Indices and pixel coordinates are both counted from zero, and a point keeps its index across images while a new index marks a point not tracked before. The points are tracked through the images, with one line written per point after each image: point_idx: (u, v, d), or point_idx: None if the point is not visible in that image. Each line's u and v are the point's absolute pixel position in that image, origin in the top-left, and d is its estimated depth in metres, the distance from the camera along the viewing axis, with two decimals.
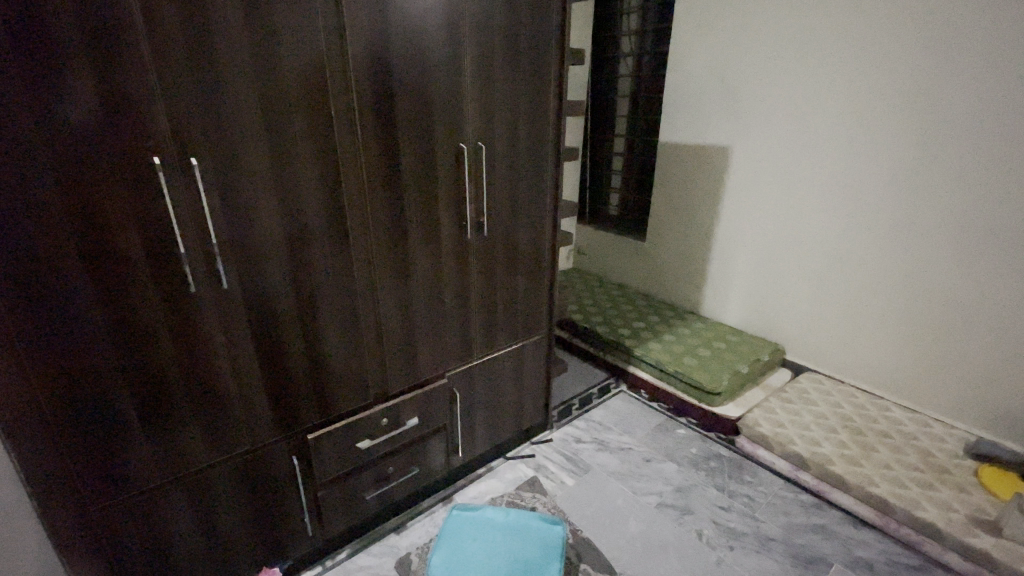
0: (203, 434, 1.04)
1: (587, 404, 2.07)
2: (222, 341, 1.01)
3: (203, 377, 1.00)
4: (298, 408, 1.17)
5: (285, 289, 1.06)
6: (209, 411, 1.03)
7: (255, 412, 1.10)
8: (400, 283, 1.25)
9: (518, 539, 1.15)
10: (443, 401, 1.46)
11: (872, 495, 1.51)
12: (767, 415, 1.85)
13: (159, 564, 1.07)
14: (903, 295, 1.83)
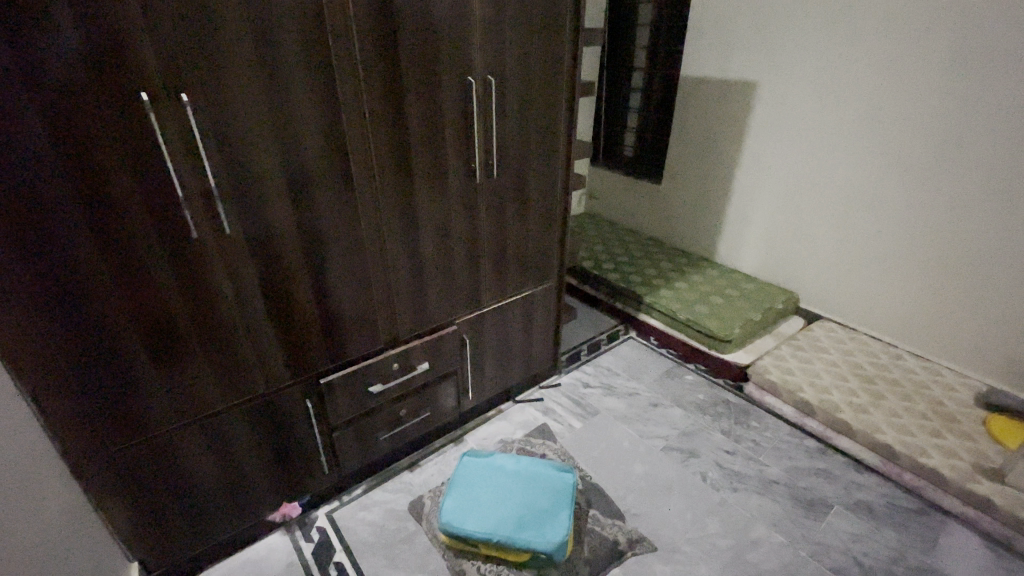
0: (217, 380, 1.06)
1: (595, 350, 2.07)
2: (230, 288, 1.00)
3: (212, 323, 1.01)
4: (310, 354, 1.18)
5: (290, 236, 1.03)
6: (221, 356, 1.05)
7: (267, 357, 1.11)
8: (407, 228, 1.22)
9: (529, 486, 1.19)
10: (454, 347, 1.46)
11: (878, 442, 1.52)
12: (778, 363, 1.84)
13: (185, 499, 1.12)
14: (926, 243, 1.75)
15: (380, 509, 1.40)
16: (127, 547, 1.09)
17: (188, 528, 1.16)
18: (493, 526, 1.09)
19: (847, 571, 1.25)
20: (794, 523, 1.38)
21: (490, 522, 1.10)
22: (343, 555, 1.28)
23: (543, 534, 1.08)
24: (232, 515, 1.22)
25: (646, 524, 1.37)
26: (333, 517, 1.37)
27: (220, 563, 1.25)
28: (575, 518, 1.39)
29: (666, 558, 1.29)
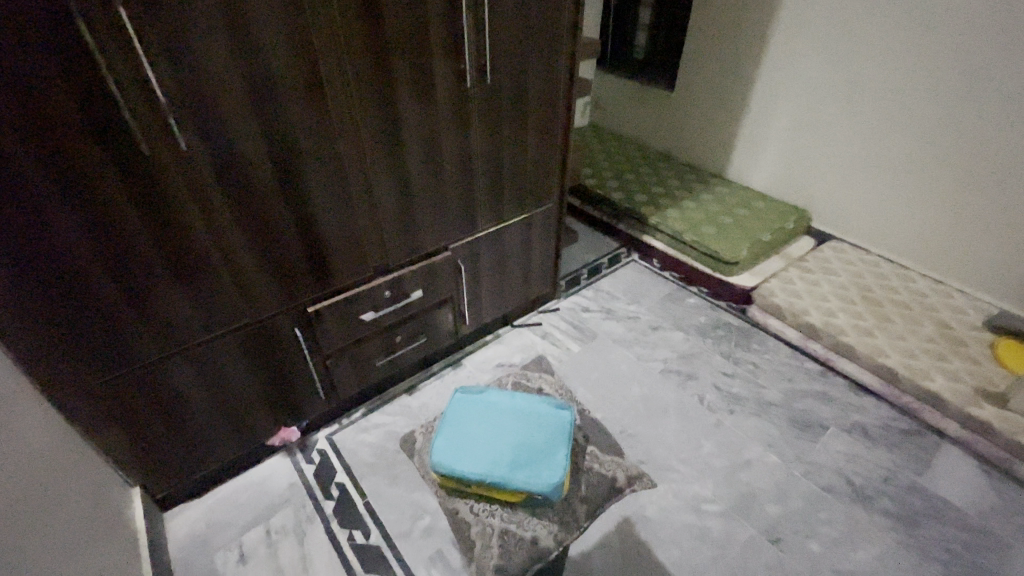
0: (196, 308, 1.01)
1: (596, 273, 2.00)
2: (197, 211, 0.91)
3: (183, 250, 0.93)
4: (294, 282, 1.11)
5: (258, 153, 0.92)
6: (198, 285, 0.99)
7: (248, 285, 1.05)
8: (391, 143, 1.09)
9: (525, 424, 1.17)
10: (448, 273, 1.39)
11: (881, 365, 1.50)
12: (784, 286, 1.78)
13: (180, 425, 1.12)
14: (957, 158, 1.63)
15: (379, 432, 1.41)
16: (129, 471, 1.11)
17: (189, 453, 1.17)
18: (488, 467, 1.09)
19: (837, 489, 1.28)
20: (789, 444, 1.40)
21: (483, 462, 1.10)
22: (344, 476, 1.31)
23: (539, 476, 1.08)
24: (231, 440, 1.23)
25: (641, 445, 1.39)
26: (333, 440, 1.38)
27: (225, 483, 1.28)
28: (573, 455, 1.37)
29: (660, 477, 1.31)
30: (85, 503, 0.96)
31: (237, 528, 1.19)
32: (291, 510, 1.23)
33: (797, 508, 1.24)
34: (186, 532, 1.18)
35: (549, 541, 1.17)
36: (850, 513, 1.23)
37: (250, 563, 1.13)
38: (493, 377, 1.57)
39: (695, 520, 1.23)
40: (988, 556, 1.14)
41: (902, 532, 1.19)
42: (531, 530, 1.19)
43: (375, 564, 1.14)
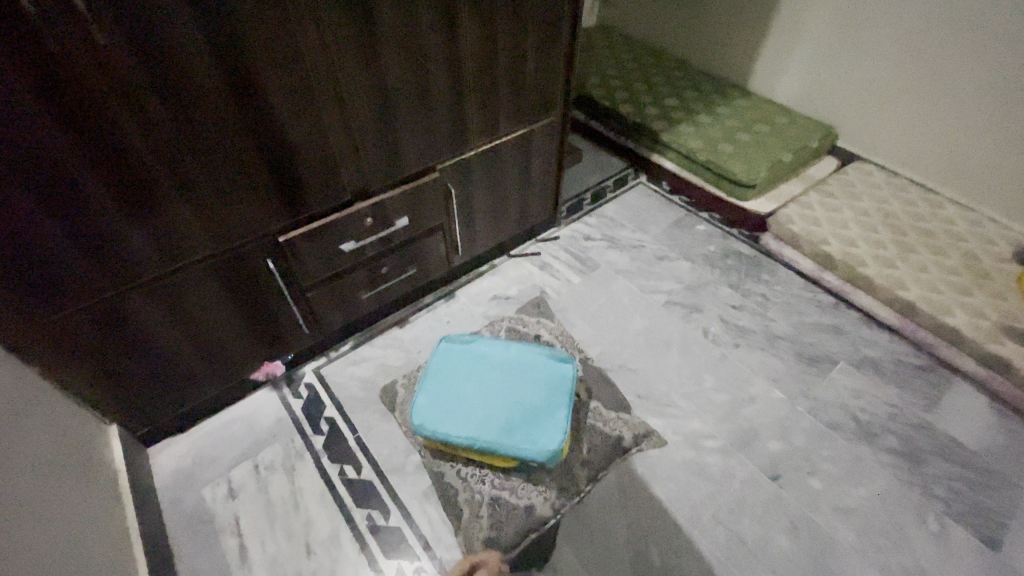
0: (149, 239, 0.89)
1: (600, 198, 1.85)
2: (132, 124, 0.76)
3: (122, 172, 0.79)
4: (260, 209, 0.98)
5: (200, 49, 0.75)
6: (146, 212, 0.86)
7: (206, 213, 0.92)
8: (363, 42, 0.90)
9: (519, 381, 1.06)
10: (437, 198, 1.25)
11: (899, 298, 1.41)
12: (803, 212, 1.64)
13: (150, 363, 1.04)
14: (1015, 66, 1.42)
15: (369, 366, 1.35)
16: (102, 411, 1.05)
17: (165, 392, 1.11)
18: (477, 431, 1.00)
19: (842, 426, 1.25)
20: (795, 380, 1.34)
21: (473, 425, 1.01)
22: (334, 411, 1.26)
23: (535, 441, 0.99)
24: (211, 377, 1.16)
25: (641, 380, 1.33)
26: (321, 374, 1.33)
27: (210, 418, 1.24)
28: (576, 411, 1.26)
29: (659, 413, 1.27)
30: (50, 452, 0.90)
31: (225, 463, 1.16)
32: (280, 446, 1.19)
33: (799, 445, 1.22)
34: (173, 467, 1.15)
35: (546, 509, 1.10)
36: (853, 450, 1.20)
37: (240, 499, 1.11)
38: (488, 310, 1.49)
39: (695, 456, 1.20)
40: (989, 493, 1.13)
41: (904, 469, 1.17)
42: (525, 497, 1.12)
43: (368, 500, 1.12)
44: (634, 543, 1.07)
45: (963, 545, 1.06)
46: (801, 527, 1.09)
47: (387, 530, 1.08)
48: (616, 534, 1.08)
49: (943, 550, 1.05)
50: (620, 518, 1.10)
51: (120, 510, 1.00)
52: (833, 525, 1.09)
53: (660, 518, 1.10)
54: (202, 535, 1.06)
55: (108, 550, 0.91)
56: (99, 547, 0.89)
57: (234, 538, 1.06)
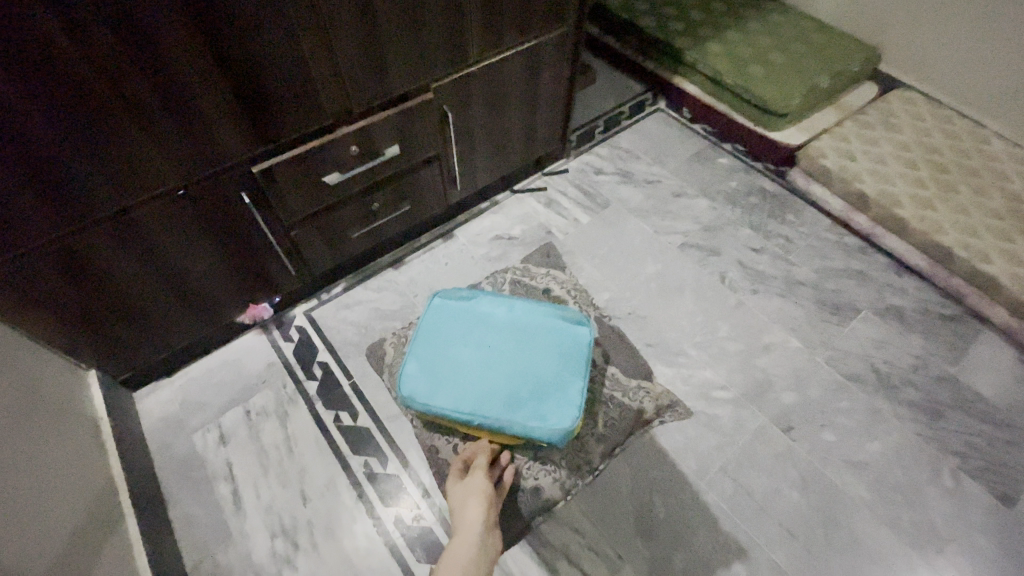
0: (101, 170, 0.77)
1: (613, 126, 1.68)
2: (48, 17, 0.61)
3: (55, 86, 0.67)
4: (227, 136, 0.85)
5: None
6: (92, 137, 0.74)
7: (164, 139, 0.80)
8: None
9: (526, 348, 0.93)
10: (430, 125, 1.10)
11: (934, 243, 1.30)
12: (837, 145, 1.49)
13: (121, 306, 0.95)
14: None
15: (363, 309, 1.27)
16: (78, 357, 0.98)
17: (146, 338, 1.04)
18: (479, 405, 0.88)
19: (862, 378, 1.19)
20: (814, 328, 1.27)
21: (473, 398, 0.89)
22: (327, 356, 1.20)
23: (545, 418, 0.88)
24: (193, 322, 1.09)
25: (652, 327, 1.26)
26: (312, 318, 1.25)
27: (197, 361, 1.18)
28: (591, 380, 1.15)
29: (669, 362, 1.21)
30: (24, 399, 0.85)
31: (215, 408, 1.12)
32: (271, 391, 1.14)
33: (814, 397, 1.16)
34: (160, 413, 1.11)
35: (557, 490, 1.03)
36: (871, 403, 1.15)
37: (232, 445, 1.07)
38: (489, 251, 1.38)
39: (704, 407, 1.15)
40: (1009, 449, 1.09)
41: (923, 424, 1.13)
42: (533, 477, 1.04)
43: (364, 447, 1.08)
44: (638, 495, 1.04)
45: (977, 501, 1.03)
46: (811, 481, 1.06)
47: (385, 477, 1.05)
48: (620, 485, 1.05)
49: (955, 506, 1.02)
50: (625, 469, 1.07)
51: (106, 456, 0.97)
52: (844, 479, 1.06)
53: (666, 469, 1.07)
54: (195, 482, 1.03)
55: (94, 498, 0.88)
56: (83, 495, 0.86)
57: (228, 484, 1.03)
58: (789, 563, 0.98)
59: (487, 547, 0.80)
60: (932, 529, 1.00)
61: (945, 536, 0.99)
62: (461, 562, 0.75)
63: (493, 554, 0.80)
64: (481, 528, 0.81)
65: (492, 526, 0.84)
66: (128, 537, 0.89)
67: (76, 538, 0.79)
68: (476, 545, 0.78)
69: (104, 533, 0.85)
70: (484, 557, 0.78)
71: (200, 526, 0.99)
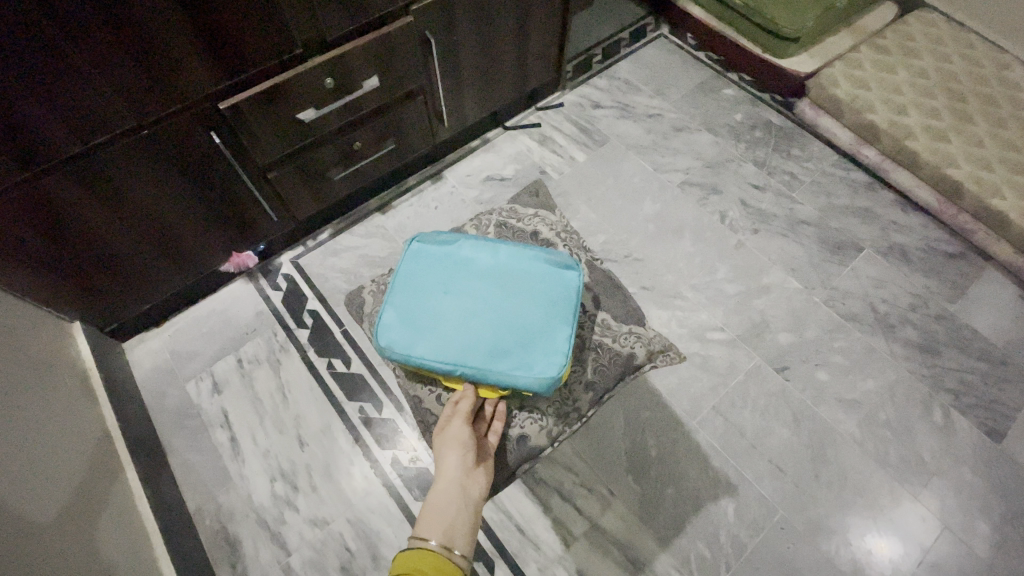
0: (50, 112, 0.70)
1: (612, 54, 1.57)
2: None
3: None
4: (187, 69, 0.77)
5: None
6: (35, 73, 0.65)
7: (117, 74, 0.72)
8: None
9: (510, 295, 0.90)
10: (412, 54, 1.02)
11: (945, 178, 1.24)
12: (851, 72, 1.39)
13: (98, 258, 0.91)
14: None
15: (351, 256, 1.23)
16: (58, 309, 0.95)
17: (126, 289, 1.00)
18: (461, 354, 0.86)
19: (860, 317, 1.18)
20: (814, 268, 1.24)
21: (455, 346, 0.87)
22: (317, 304, 1.17)
23: (530, 367, 0.86)
24: (172, 271, 1.05)
25: (647, 270, 1.23)
26: (299, 265, 1.22)
27: (185, 311, 1.16)
28: (583, 325, 1.10)
29: (665, 305, 1.19)
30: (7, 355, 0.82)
31: (206, 358, 1.11)
32: (262, 340, 1.13)
33: (810, 337, 1.15)
34: (151, 363, 1.11)
35: (543, 438, 1.02)
36: (867, 342, 1.15)
37: (226, 394, 1.07)
38: (481, 194, 1.33)
39: (698, 349, 1.14)
40: (1002, 386, 1.10)
41: (918, 362, 1.12)
42: (519, 425, 1.02)
43: (358, 393, 1.09)
44: (631, 435, 1.05)
45: (966, 436, 1.04)
46: (802, 420, 1.07)
47: (380, 422, 1.06)
48: (613, 426, 1.06)
49: (944, 441, 1.04)
50: (618, 411, 1.08)
51: (98, 409, 0.96)
52: (836, 417, 1.07)
53: (659, 410, 1.08)
54: (191, 430, 1.04)
55: (90, 450, 0.88)
56: (80, 448, 0.86)
57: (224, 432, 1.04)
58: (778, 496, 1.00)
59: (467, 491, 0.75)
60: (919, 464, 1.02)
61: (931, 470, 1.02)
62: (438, 511, 0.71)
63: (476, 496, 0.75)
64: (460, 472, 0.77)
65: (475, 470, 0.79)
66: (127, 488, 0.90)
67: (77, 493, 0.80)
68: (455, 491, 0.74)
69: (104, 485, 0.86)
70: (464, 501, 0.73)
71: (200, 471, 1.01)
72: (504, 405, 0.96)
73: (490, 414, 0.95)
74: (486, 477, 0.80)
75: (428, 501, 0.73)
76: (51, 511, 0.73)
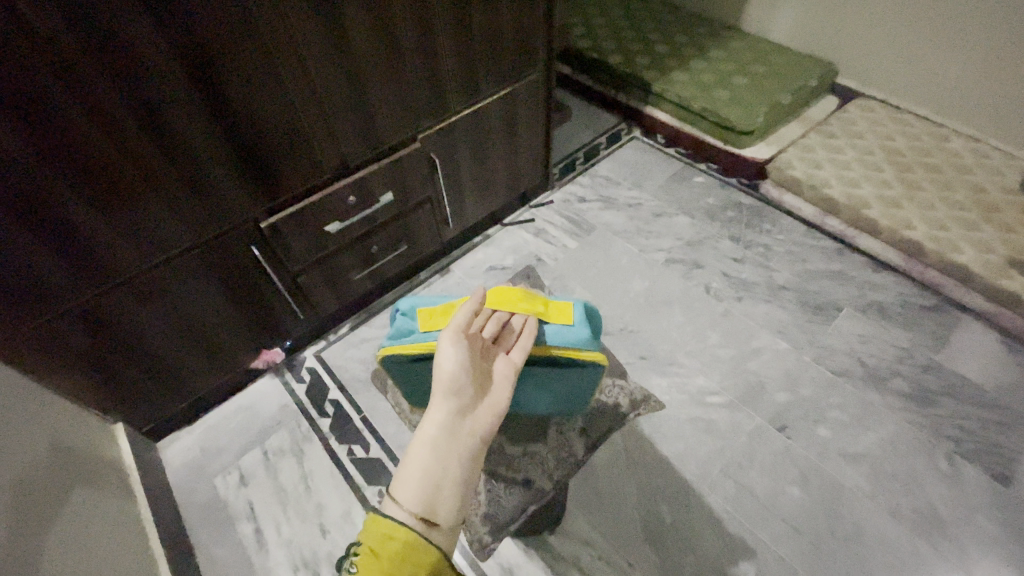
0: (29, 151, 0.70)
1: (593, 156, 1.79)
2: (91, 124, 0.73)
3: (93, 175, 0.77)
4: (180, 113, 0.79)
5: (150, 37, 0.71)
6: (100, 187, 0.79)
7: (167, 186, 0.85)
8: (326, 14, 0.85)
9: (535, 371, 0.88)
10: (421, 170, 1.20)
11: (905, 239, 1.37)
12: (804, 156, 1.58)
13: (147, 361, 1.03)
14: None
15: (369, 347, 1.34)
16: (72, 394, 0.98)
17: (135, 367, 1.02)
18: None
19: (850, 373, 1.24)
20: (800, 329, 1.32)
21: None
22: (338, 393, 1.26)
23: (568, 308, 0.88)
24: (209, 370, 1.16)
25: (644, 341, 1.32)
26: (322, 358, 1.32)
27: (216, 408, 1.25)
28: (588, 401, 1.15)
29: (664, 373, 1.26)
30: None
31: (234, 452, 1.17)
32: (287, 431, 1.20)
33: (806, 395, 1.20)
34: (182, 460, 1.17)
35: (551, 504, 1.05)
36: (860, 396, 1.20)
37: (252, 485, 1.12)
38: (485, 283, 1.46)
39: (700, 413, 1.19)
40: (1002, 430, 1.12)
41: (913, 412, 1.16)
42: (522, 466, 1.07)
43: (378, 476, 1.13)
44: (644, 503, 1.08)
45: (975, 482, 1.05)
46: (810, 477, 1.09)
47: None
48: (626, 495, 1.09)
49: (954, 489, 1.05)
50: (629, 479, 1.11)
51: (83, 459, 0.97)
52: (843, 472, 1.09)
53: (669, 477, 1.11)
54: (218, 523, 1.08)
55: (80, 499, 0.90)
56: (79, 503, 0.89)
57: (249, 523, 1.08)
58: (797, 558, 1.00)
59: (459, 445, 0.60)
60: (934, 514, 1.02)
61: (948, 520, 1.02)
62: (419, 470, 0.58)
63: (475, 443, 0.61)
64: (454, 417, 0.61)
65: (474, 411, 0.63)
66: (119, 547, 0.91)
67: (64, 539, 0.80)
68: (445, 442, 0.60)
69: (54, 508, 0.83)
70: (456, 450, 0.60)
71: (225, 565, 1.03)
72: (535, 320, 0.78)
73: (518, 328, 0.77)
74: (490, 418, 0.63)
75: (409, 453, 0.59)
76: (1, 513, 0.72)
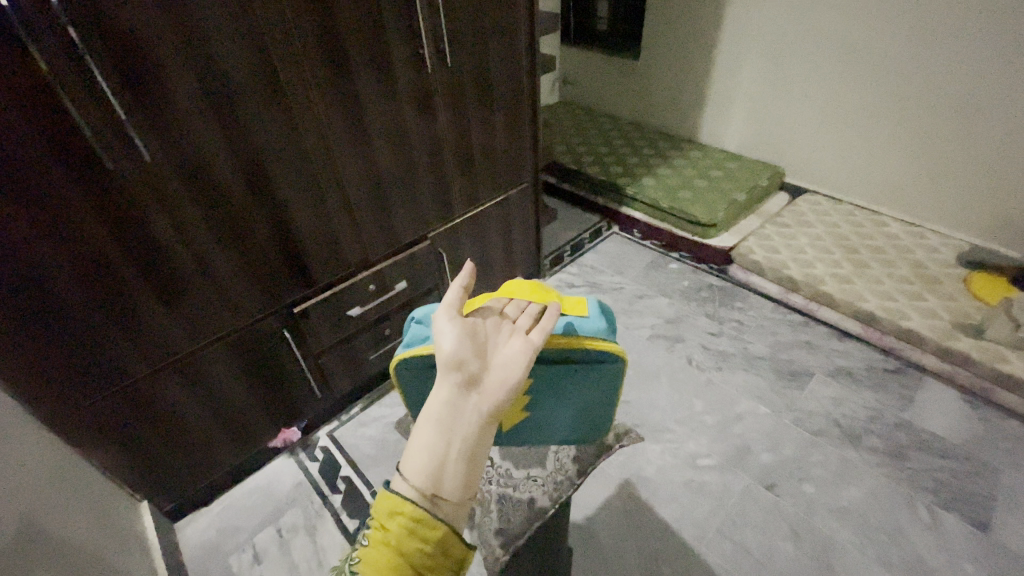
0: (125, 253, 0.89)
1: (579, 249, 2.02)
2: (174, 232, 0.93)
3: (167, 271, 0.95)
4: (229, 201, 0.97)
5: (229, 168, 0.94)
6: (171, 280, 0.96)
7: (223, 278, 1.03)
8: (362, 149, 1.11)
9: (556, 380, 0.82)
10: (431, 262, 1.40)
11: (860, 310, 1.55)
12: (763, 243, 1.81)
13: (181, 438, 1.13)
14: (912, 109, 1.69)
15: (379, 424, 1.43)
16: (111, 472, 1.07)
17: (170, 444, 1.12)
18: None
19: (827, 432, 1.33)
20: (777, 394, 1.44)
21: None
22: (349, 470, 1.33)
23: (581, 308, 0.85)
24: (233, 448, 1.25)
25: (635, 410, 1.42)
26: (335, 437, 1.41)
27: (233, 488, 1.31)
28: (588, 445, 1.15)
29: (656, 439, 1.35)
30: (36, 431, 0.92)
31: (249, 530, 1.22)
32: (300, 508, 1.25)
33: (789, 454, 1.29)
34: (198, 540, 1.21)
35: None
36: (839, 453, 1.28)
37: (266, 562, 1.16)
38: None
39: (693, 475, 1.27)
40: (973, 479, 1.20)
41: (890, 466, 1.24)
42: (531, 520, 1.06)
43: None
44: (646, 565, 1.12)
45: (956, 530, 1.11)
46: (801, 532, 1.14)
47: None
48: (628, 558, 1.13)
49: (937, 538, 1.11)
50: (630, 542, 1.15)
51: (115, 531, 1.03)
52: (831, 526, 1.15)
53: (668, 538, 1.15)
54: None
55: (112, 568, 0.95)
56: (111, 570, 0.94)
57: None
58: None
59: (460, 420, 0.54)
60: (921, 563, 1.07)
61: (935, 568, 1.06)
62: (420, 449, 0.54)
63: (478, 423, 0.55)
64: (456, 394, 0.55)
65: (480, 385, 0.56)
66: None
67: None
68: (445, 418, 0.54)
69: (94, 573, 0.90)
70: (457, 429, 0.54)
71: None
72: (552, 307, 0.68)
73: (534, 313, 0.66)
74: (498, 391, 0.56)
75: (413, 431, 0.56)
76: (38, 547, 0.77)
